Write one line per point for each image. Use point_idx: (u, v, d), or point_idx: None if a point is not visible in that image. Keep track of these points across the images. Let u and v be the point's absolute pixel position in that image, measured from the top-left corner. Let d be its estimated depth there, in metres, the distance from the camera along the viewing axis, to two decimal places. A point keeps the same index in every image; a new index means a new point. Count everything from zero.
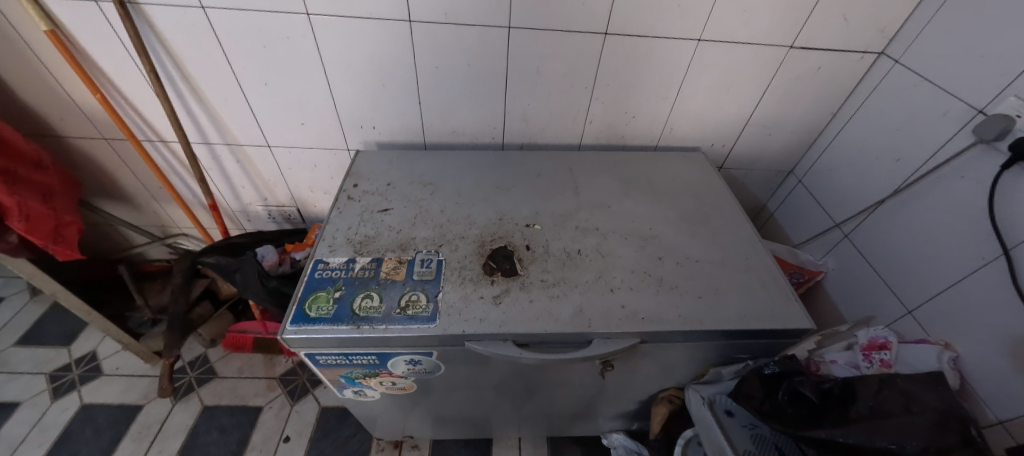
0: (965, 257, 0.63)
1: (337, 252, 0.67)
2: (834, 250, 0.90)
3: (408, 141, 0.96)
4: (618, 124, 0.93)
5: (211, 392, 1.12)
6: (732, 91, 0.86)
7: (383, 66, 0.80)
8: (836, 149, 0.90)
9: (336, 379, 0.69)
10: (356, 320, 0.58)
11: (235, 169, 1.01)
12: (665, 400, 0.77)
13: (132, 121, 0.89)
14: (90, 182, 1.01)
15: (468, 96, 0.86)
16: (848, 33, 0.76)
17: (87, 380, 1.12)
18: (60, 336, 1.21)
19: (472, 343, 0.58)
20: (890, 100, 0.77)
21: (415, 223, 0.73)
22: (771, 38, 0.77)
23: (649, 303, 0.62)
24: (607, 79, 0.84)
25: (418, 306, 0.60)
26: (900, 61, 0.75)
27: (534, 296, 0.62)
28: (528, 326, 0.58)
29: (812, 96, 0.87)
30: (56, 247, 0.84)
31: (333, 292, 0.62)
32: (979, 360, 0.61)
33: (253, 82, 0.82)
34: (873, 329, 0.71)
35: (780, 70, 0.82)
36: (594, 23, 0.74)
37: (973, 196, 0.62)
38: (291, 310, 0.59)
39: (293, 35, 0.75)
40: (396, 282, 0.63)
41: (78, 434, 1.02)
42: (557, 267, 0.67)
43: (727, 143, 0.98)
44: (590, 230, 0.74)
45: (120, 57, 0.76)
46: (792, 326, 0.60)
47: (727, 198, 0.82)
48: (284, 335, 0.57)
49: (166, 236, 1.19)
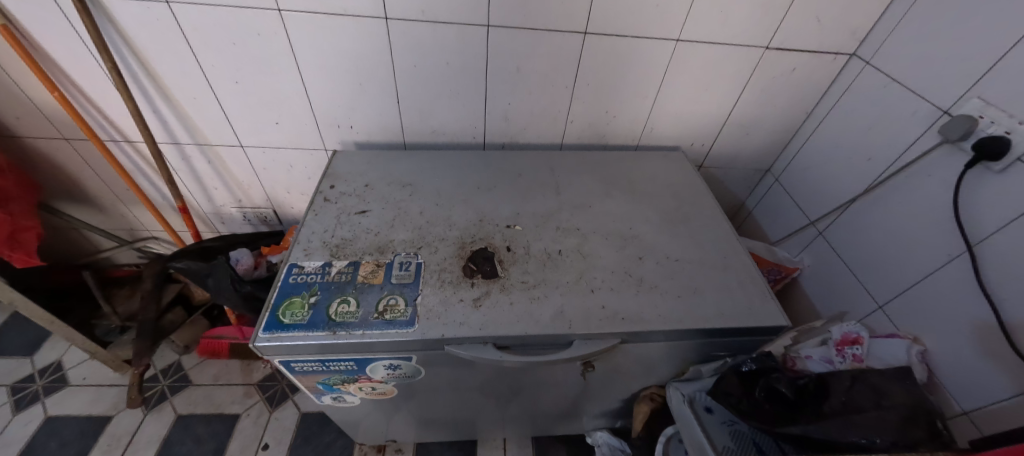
0: (931, 254, 0.65)
1: (313, 255, 0.65)
2: (809, 247, 0.92)
3: (387, 141, 0.94)
4: (599, 123, 0.93)
5: (186, 401, 1.08)
6: (710, 91, 0.87)
7: (359, 64, 0.78)
8: (810, 148, 0.92)
9: (313, 386, 0.67)
10: (332, 325, 0.56)
11: (207, 170, 0.97)
12: (647, 398, 0.77)
13: (94, 119, 0.85)
14: (50, 184, 0.96)
15: (448, 94, 0.85)
16: (821, 34, 0.78)
17: (52, 391, 1.07)
18: (22, 346, 1.15)
19: (452, 347, 0.57)
20: (861, 101, 0.79)
21: (393, 225, 0.71)
22: (746, 39, 0.78)
23: (629, 303, 0.62)
24: (587, 79, 0.84)
25: (396, 310, 0.59)
26: (871, 62, 0.77)
27: (515, 299, 0.61)
28: (509, 329, 0.57)
29: (788, 96, 0.88)
30: (12, 254, 0.79)
31: (309, 297, 0.60)
32: (946, 353, 0.63)
33: (223, 80, 0.79)
34: (846, 325, 0.72)
35: (757, 70, 0.83)
36: (574, 22, 0.74)
37: (939, 195, 0.64)
38: (264, 317, 0.57)
39: (265, 31, 0.72)
40: (374, 286, 0.62)
41: (42, 448, 0.97)
42: (538, 268, 0.66)
43: (707, 142, 0.99)
44: (571, 230, 0.73)
45: (79, 53, 0.73)
46: (769, 324, 0.61)
47: (707, 197, 0.83)
48: (256, 343, 0.54)
49: (135, 240, 1.14)
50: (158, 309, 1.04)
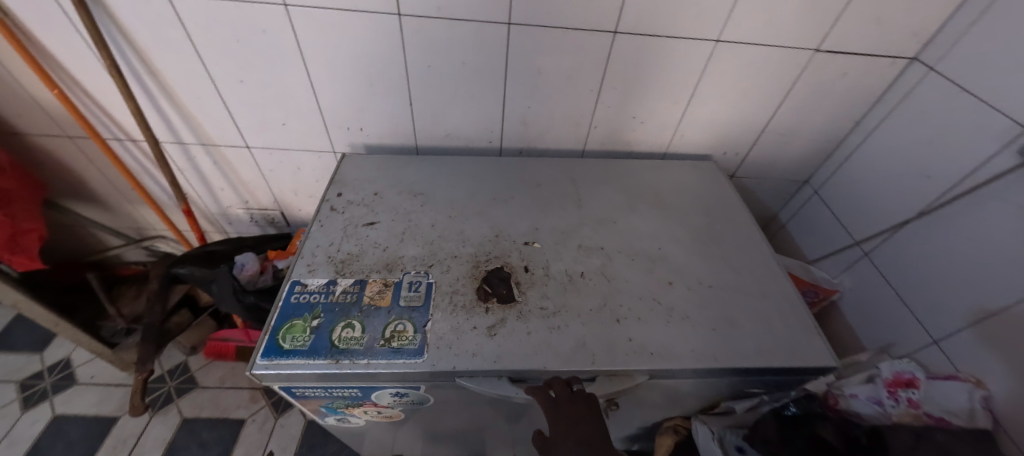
0: (1001, 289, 0.58)
1: (316, 272, 0.61)
2: (851, 269, 0.84)
3: (399, 144, 0.89)
4: (624, 130, 0.87)
5: (192, 404, 1.06)
6: (748, 97, 0.80)
7: (371, 64, 0.73)
8: (857, 161, 0.84)
9: (316, 409, 0.63)
10: (335, 353, 0.52)
11: (213, 171, 0.94)
12: (671, 430, 0.72)
13: (96, 117, 0.81)
14: (55, 182, 0.94)
15: (464, 97, 0.80)
16: (879, 37, 0.69)
17: (60, 389, 1.07)
18: (32, 342, 1.15)
19: (463, 380, 0.52)
20: (922, 111, 0.71)
21: (403, 239, 0.67)
22: (794, 41, 0.70)
23: (658, 336, 0.56)
24: (615, 82, 0.77)
25: (404, 338, 0.54)
26: (935, 68, 0.69)
27: (533, 328, 0.56)
28: (526, 363, 0.52)
29: (834, 104, 0.80)
30: (13, 258, 0.78)
31: (311, 320, 0.55)
32: (1015, 402, 0.55)
33: (227, 79, 0.75)
34: (897, 362, 0.67)
35: (803, 74, 0.76)
36: (604, 21, 0.67)
37: (1013, 223, 0.57)
38: (263, 341, 0.53)
39: (270, 28, 0.67)
40: (381, 309, 0.57)
41: (48, 449, 0.97)
42: (558, 292, 0.61)
43: (740, 151, 0.91)
44: (594, 249, 0.68)
45: (78, 49, 0.69)
46: (815, 364, 0.55)
47: (742, 212, 0.77)
48: (254, 371, 0.50)
49: (143, 239, 1.13)
50: (165, 311, 1.01)
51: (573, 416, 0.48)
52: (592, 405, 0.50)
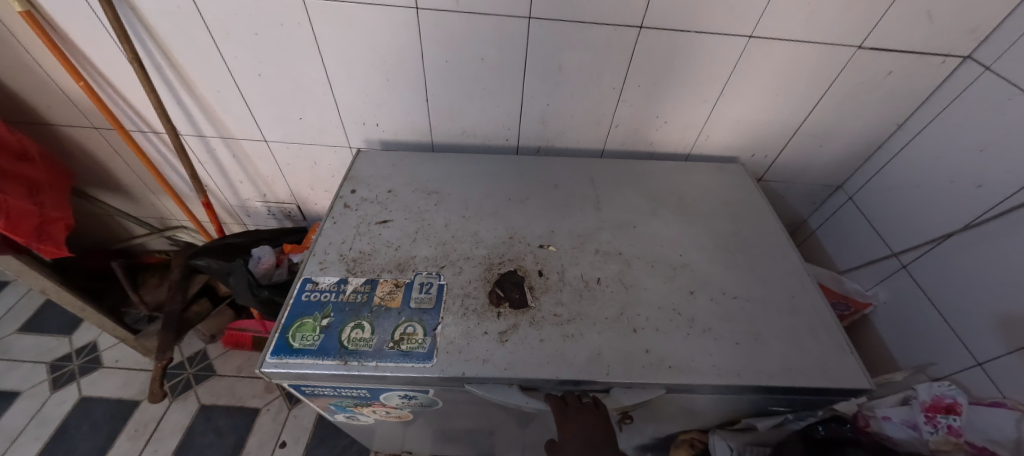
0: None
1: (328, 270, 0.60)
2: (887, 281, 0.79)
3: (415, 141, 0.88)
4: (646, 130, 0.83)
5: (209, 391, 1.09)
6: (780, 97, 0.75)
7: (388, 60, 0.72)
8: (898, 167, 0.79)
9: (326, 406, 0.63)
10: (343, 354, 0.52)
11: (232, 164, 0.95)
12: (687, 443, 0.69)
13: (120, 109, 0.83)
14: (82, 172, 0.97)
15: (481, 94, 0.78)
16: (930, 33, 0.64)
17: (87, 372, 1.11)
18: (62, 325, 1.19)
19: (472, 386, 0.50)
20: (974, 115, 0.65)
21: (416, 239, 0.66)
22: (834, 36, 0.65)
23: (677, 349, 0.54)
24: (638, 80, 0.74)
25: (414, 341, 0.53)
26: (992, 68, 0.63)
27: (546, 335, 0.54)
28: (536, 372, 0.51)
29: (875, 105, 0.75)
30: (41, 246, 0.79)
31: (321, 319, 0.55)
32: None
33: (246, 72, 0.75)
34: (936, 385, 0.63)
35: (842, 72, 0.71)
36: (629, 15, 0.64)
37: None
38: (273, 339, 0.53)
39: (288, 21, 0.67)
40: (391, 310, 0.56)
41: (75, 429, 1.01)
42: (573, 299, 0.59)
43: (770, 154, 0.87)
44: (612, 255, 0.65)
45: (102, 41, 0.70)
46: (848, 385, 0.51)
47: (771, 219, 0.73)
48: (263, 369, 0.50)
49: (165, 228, 1.15)
50: (184, 300, 1.03)
51: (583, 422, 0.48)
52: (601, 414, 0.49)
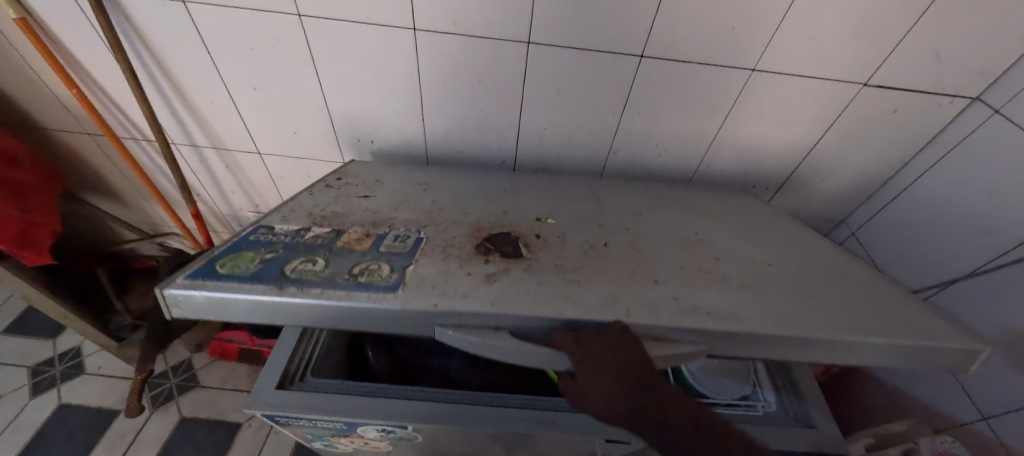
0: None
1: (290, 221, 0.56)
2: None
3: (410, 159, 0.86)
4: (645, 157, 0.82)
5: (191, 403, 1.06)
6: (783, 129, 0.74)
7: (384, 77, 0.71)
8: (903, 206, 0.76)
9: (302, 434, 0.60)
10: (282, 280, 0.44)
11: (225, 174, 0.94)
12: None
13: (114, 117, 0.82)
14: (74, 176, 0.96)
15: (478, 115, 0.76)
16: (937, 72, 0.62)
17: (68, 377, 1.08)
18: (47, 327, 1.18)
19: (440, 325, 0.42)
20: (982, 159, 0.63)
21: (399, 208, 0.63)
22: (839, 72, 0.64)
23: (711, 298, 0.47)
24: (638, 107, 0.72)
25: (375, 274, 0.46)
26: (1001, 111, 0.61)
27: (542, 279, 0.47)
28: (530, 309, 0.42)
29: (880, 141, 0.73)
30: (23, 252, 0.77)
31: (264, 253, 0.49)
32: None
33: (241, 85, 0.74)
34: (940, 440, 0.62)
35: (847, 108, 0.69)
36: (630, 44, 0.63)
37: None
38: (198, 266, 0.47)
39: (284, 37, 0.66)
40: (355, 251, 0.50)
41: (51, 437, 0.98)
42: (575, 255, 0.53)
43: (771, 186, 0.85)
44: (619, 228, 0.61)
45: (97, 50, 0.69)
46: None
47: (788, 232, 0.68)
48: (171, 288, 0.43)
49: (156, 234, 1.13)
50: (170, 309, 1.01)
51: (608, 348, 0.40)
52: (620, 340, 0.41)
